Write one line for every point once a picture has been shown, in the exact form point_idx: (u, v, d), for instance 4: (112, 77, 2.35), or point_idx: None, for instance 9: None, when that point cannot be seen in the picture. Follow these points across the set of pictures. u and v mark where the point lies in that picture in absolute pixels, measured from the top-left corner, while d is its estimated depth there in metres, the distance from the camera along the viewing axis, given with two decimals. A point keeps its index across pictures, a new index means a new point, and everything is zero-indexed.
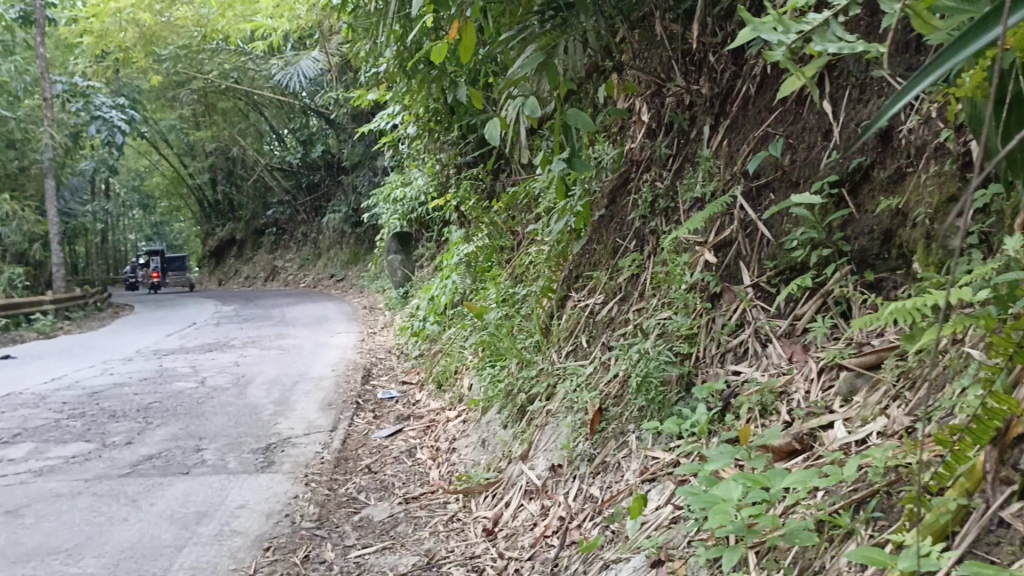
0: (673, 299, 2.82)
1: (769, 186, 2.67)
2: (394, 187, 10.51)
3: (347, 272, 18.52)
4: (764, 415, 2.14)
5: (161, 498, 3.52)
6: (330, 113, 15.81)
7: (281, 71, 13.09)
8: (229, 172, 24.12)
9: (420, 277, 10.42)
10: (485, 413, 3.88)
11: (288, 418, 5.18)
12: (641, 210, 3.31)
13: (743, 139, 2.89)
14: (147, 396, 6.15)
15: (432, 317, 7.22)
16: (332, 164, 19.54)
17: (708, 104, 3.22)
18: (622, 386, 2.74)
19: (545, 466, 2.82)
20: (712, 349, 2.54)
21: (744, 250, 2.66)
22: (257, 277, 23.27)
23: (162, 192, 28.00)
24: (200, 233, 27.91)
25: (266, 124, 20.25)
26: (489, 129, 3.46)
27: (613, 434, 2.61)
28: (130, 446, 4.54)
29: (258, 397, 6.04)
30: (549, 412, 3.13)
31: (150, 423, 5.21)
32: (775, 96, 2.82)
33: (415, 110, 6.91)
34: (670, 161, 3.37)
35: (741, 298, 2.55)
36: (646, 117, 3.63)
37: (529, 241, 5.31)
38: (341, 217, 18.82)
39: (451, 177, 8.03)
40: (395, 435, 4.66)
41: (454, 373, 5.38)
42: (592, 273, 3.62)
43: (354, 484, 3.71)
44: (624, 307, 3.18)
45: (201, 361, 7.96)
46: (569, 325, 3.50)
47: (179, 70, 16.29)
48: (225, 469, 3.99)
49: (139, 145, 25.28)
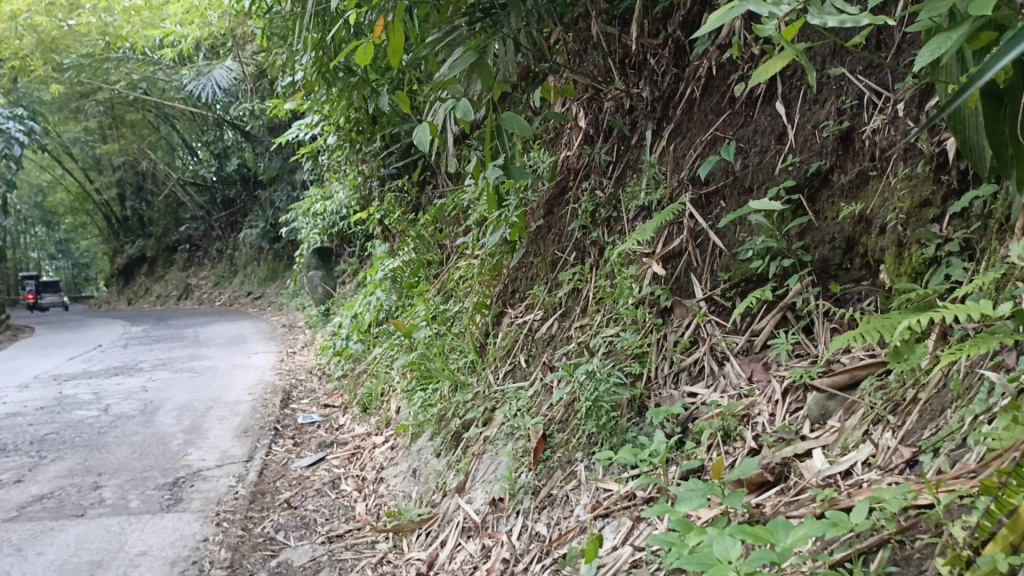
0: (620, 316, 2.63)
1: (719, 194, 2.51)
2: (313, 201, 10.12)
3: (265, 289, 17.88)
4: (727, 441, 1.95)
5: (50, 546, 3.11)
6: (246, 126, 15.24)
7: (194, 80, 12.53)
8: (139, 187, 23.08)
9: (342, 295, 10.04)
10: (416, 439, 3.62)
11: (199, 448, 4.79)
12: (581, 220, 3.11)
13: (689, 144, 2.73)
14: (43, 427, 5.63)
15: (356, 336, 6.89)
16: (249, 179, 18.88)
17: (650, 109, 3.06)
18: (568, 410, 2.53)
19: (484, 500, 2.58)
20: (664, 369, 2.35)
21: (695, 261, 2.49)
22: (169, 295, 22.29)
23: (66, 210, 26.60)
24: (107, 251, 26.59)
25: (178, 137, 19.45)
26: (417, 134, 3.21)
27: (559, 464, 2.39)
28: (18, 485, 4.08)
29: (167, 425, 5.60)
30: (486, 439, 2.89)
31: (44, 457, 4.73)
32: (723, 98, 2.67)
33: (336, 119, 6.60)
34: (609, 169, 3.19)
35: (694, 313, 2.37)
36: (584, 122, 3.43)
37: (459, 256, 5.06)
38: (259, 233, 18.19)
39: (373, 189, 7.71)
40: (316, 464, 4.33)
41: (380, 395, 5.09)
42: (529, 288, 3.41)
43: (272, 522, 3.39)
44: (565, 324, 2.97)
45: (105, 387, 7.41)
46: (506, 344, 3.28)
47: (84, 78, 15.46)
48: (125, 509, 3.59)
49: (40, 158, 23.98)
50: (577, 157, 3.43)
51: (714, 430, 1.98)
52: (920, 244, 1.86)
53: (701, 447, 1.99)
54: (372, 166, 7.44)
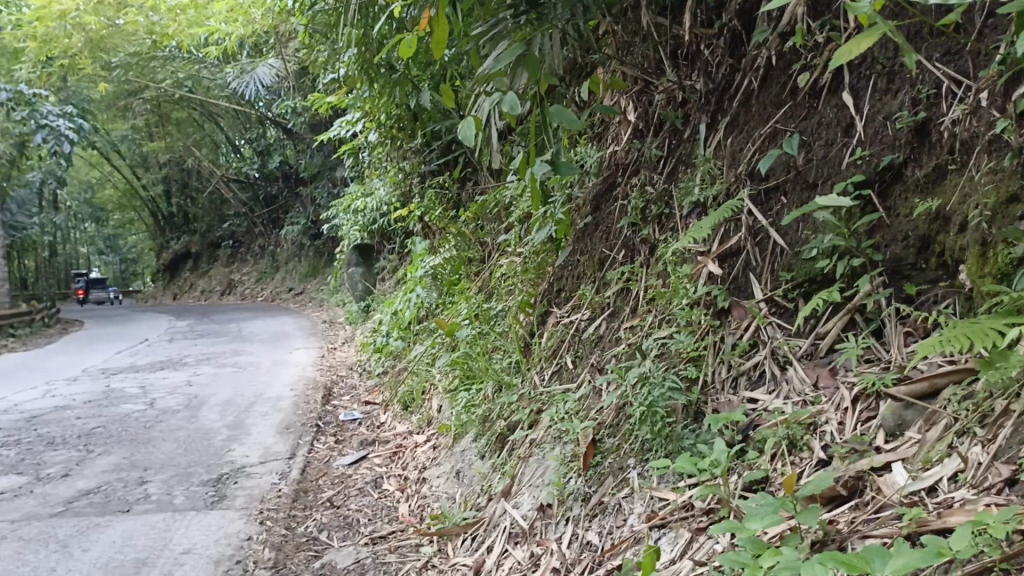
0: (673, 317, 2.52)
1: (780, 189, 2.40)
2: (354, 197, 10.14)
3: (306, 284, 18.01)
4: (793, 452, 1.85)
5: (96, 542, 3.10)
6: (288, 123, 15.36)
7: (237, 78, 12.62)
8: (183, 184, 23.42)
9: (382, 291, 10.04)
10: (460, 440, 3.55)
11: (241, 445, 4.78)
12: (630, 217, 2.99)
13: (748, 138, 2.61)
14: (90, 421, 5.68)
15: (396, 332, 6.86)
16: (290, 175, 19.03)
17: (703, 101, 2.94)
18: (619, 414, 2.44)
19: (531, 505, 2.50)
20: (722, 374, 2.24)
21: (754, 260, 2.38)
22: (212, 290, 22.58)
23: (113, 207, 27.11)
24: (152, 247, 27.05)
25: (221, 135, 19.69)
26: (463, 129, 3.12)
27: (610, 470, 2.30)
28: (65, 479, 4.10)
29: (211, 420, 5.61)
30: (533, 442, 2.80)
31: (91, 452, 4.75)
32: (784, 90, 2.55)
33: (378, 114, 6.57)
34: (661, 164, 3.06)
35: (754, 315, 2.26)
36: (633, 116, 3.30)
37: (501, 253, 4.98)
38: (300, 229, 18.33)
39: (414, 185, 7.66)
40: (358, 462, 4.29)
41: (421, 393, 5.04)
42: (576, 286, 3.31)
43: (314, 521, 3.34)
44: (615, 325, 2.87)
45: (150, 381, 7.47)
46: (551, 344, 3.18)
47: (131, 77, 15.69)
48: (170, 505, 3.58)
49: (89, 155, 24.43)
50: (626, 152, 3.31)
51: (778, 439, 1.88)
52: (1007, 243, 1.74)
53: (764, 456, 1.89)
54: (413, 162, 7.38)
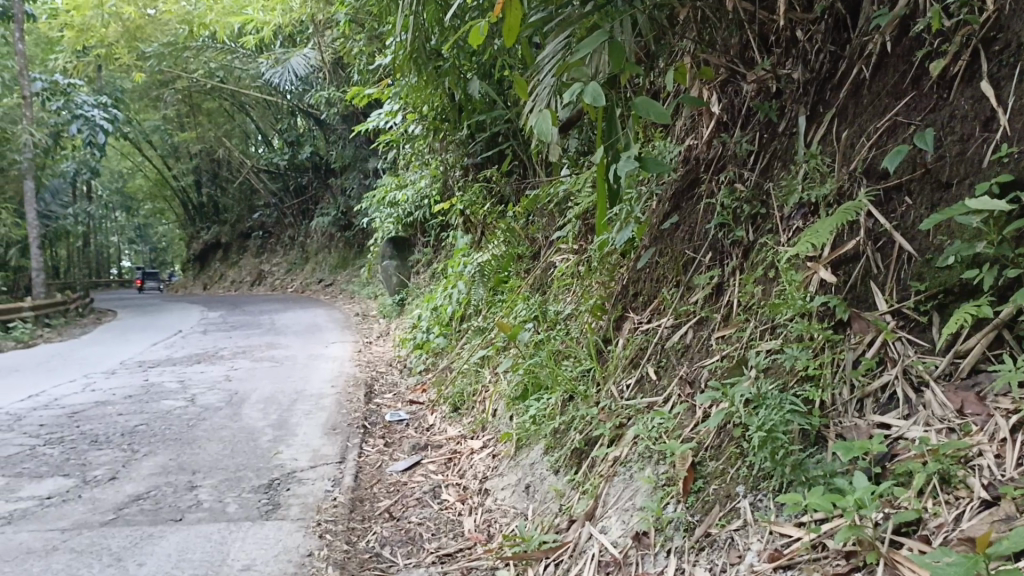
0: (780, 329, 2.31)
1: (904, 189, 2.18)
2: (389, 189, 9.99)
3: (336, 276, 17.88)
4: (945, 489, 1.64)
5: (150, 556, 2.95)
6: (320, 113, 15.24)
7: (271, 68, 12.50)
8: (214, 174, 23.43)
9: (417, 285, 9.84)
10: (525, 450, 3.35)
11: (289, 446, 4.63)
12: (721, 217, 2.77)
13: (861, 132, 2.38)
14: (133, 418, 5.56)
15: (437, 329, 6.68)
16: (321, 166, 18.95)
17: (801, 91, 2.68)
18: (722, 435, 2.23)
19: (622, 531, 2.30)
20: (843, 395, 2.02)
21: (875, 267, 2.16)
22: (242, 280, 22.54)
23: (145, 196, 27.22)
24: (184, 237, 27.15)
25: (253, 125, 19.66)
26: (539, 123, 2.99)
27: (716, 498, 2.10)
28: (113, 483, 3.96)
29: (254, 418, 5.47)
30: (616, 460, 2.59)
31: (136, 452, 4.63)
32: (905, 79, 2.31)
33: (422, 103, 6.41)
34: (752, 159, 2.82)
35: (880, 328, 2.05)
36: (718, 108, 3.05)
37: (557, 250, 4.79)
38: (330, 220, 18.22)
39: (456, 178, 7.44)
40: (412, 468, 4.11)
41: (472, 395, 4.85)
42: (655, 291, 3.09)
43: (375, 535, 3.17)
44: (705, 334, 2.66)
45: (189, 375, 7.35)
46: (630, 353, 2.98)
47: (165, 66, 15.63)
48: (223, 514, 3.42)
49: (121, 145, 24.50)
50: (708, 147, 3.07)
51: (928, 474, 1.67)
52: None
53: (910, 493, 1.68)
54: (456, 155, 7.15)
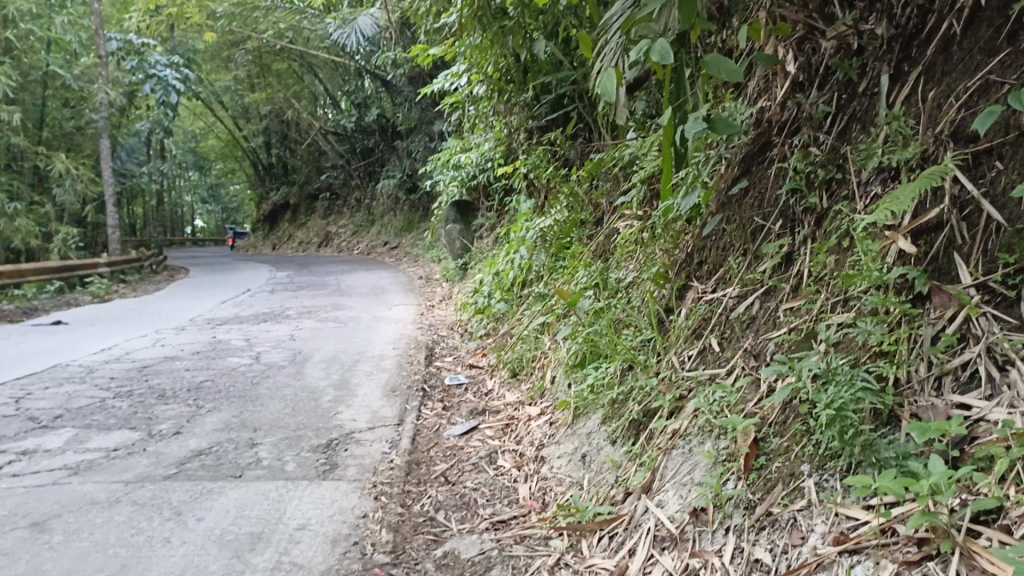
0: (853, 301, 2.18)
1: (994, 153, 2.03)
2: (454, 152, 9.96)
3: (401, 239, 18.01)
4: None
5: (209, 511, 3.02)
6: (386, 74, 15.26)
7: (338, 28, 12.52)
8: (284, 135, 23.77)
9: (480, 249, 9.82)
10: (582, 419, 3.31)
11: (349, 407, 4.68)
12: (792, 183, 2.64)
13: (949, 92, 2.21)
14: (199, 374, 5.71)
15: (498, 294, 6.65)
16: (387, 129, 19.03)
17: (885, 49, 2.51)
18: (788, 410, 2.13)
19: (679, 506, 2.24)
20: (919, 372, 1.90)
21: (960, 237, 2.02)
22: (310, 242, 22.91)
23: (217, 156, 27.80)
24: (255, 198, 27.70)
25: (321, 87, 19.83)
26: (603, 83, 2.96)
27: (779, 476, 2.01)
28: (177, 437, 4.07)
29: (316, 378, 5.56)
30: (675, 433, 2.52)
31: (201, 407, 4.75)
32: (999, 33, 2.14)
33: (486, 61, 6.31)
34: (828, 121, 2.67)
35: (962, 302, 1.91)
36: (794, 67, 2.90)
37: (620, 215, 4.68)
38: (396, 182, 18.32)
39: (520, 141, 7.35)
40: (469, 433, 4.10)
41: (531, 361, 4.81)
42: (721, 260, 2.98)
43: (430, 499, 3.18)
44: (772, 305, 2.56)
45: (255, 334, 7.51)
46: (692, 323, 2.89)
47: (236, 26, 15.86)
48: (281, 473, 3.48)
49: (194, 106, 25.03)
50: (782, 108, 2.92)
51: (1010, 460, 1.55)
52: None
53: (990, 478, 1.56)
54: (521, 117, 7.05)
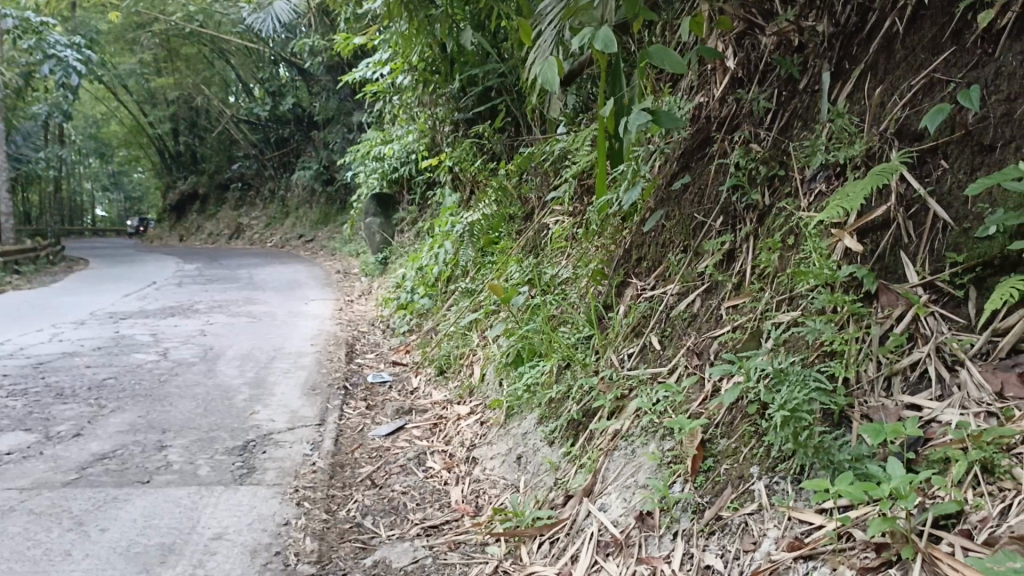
0: (799, 300, 2.15)
1: (940, 152, 2.02)
2: (375, 144, 9.73)
3: (317, 232, 17.55)
4: (988, 479, 1.50)
5: (114, 521, 2.79)
6: (304, 63, 14.83)
7: (254, 13, 12.08)
8: (194, 123, 22.88)
9: (401, 244, 9.61)
10: (516, 419, 3.23)
11: (267, 406, 4.46)
12: (734, 179, 2.60)
13: (893, 90, 2.21)
14: (102, 371, 5.35)
15: (422, 290, 6.49)
16: (303, 119, 18.53)
17: (826, 46, 2.50)
18: (735, 411, 2.09)
19: (623, 510, 2.17)
20: (869, 372, 1.87)
21: (906, 236, 2.00)
22: (221, 233, 22.09)
23: (120, 143, 26.53)
24: (161, 187, 26.55)
25: (234, 74, 19.16)
26: (544, 72, 2.89)
27: (727, 478, 1.96)
28: (78, 440, 3.77)
29: (230, 376, 5.29)
30: (616, 434, 2.46)
31: (104, 407, 4.44)
32: (943, 33, 2.14)
33: (412, 50, 6.15)
34: (769, 117, 2.65)
35: (911, 302, 1.89)
36: (733, 63, 2.86)
37: (551, 211, 4.61)
38: (312, 174, 17.85)
39: (445, 134, 7.18)
40: (395, 433, 3.95)
41: (459, 359, 4.69)
42: (661, 256, 2.94)
43: (356, 504, 3.03)
44: (714, 303, 2.52)
45: (163, 329, 7.13)
46: (631, 321, 2.83)
47: (143, 7, 15.13)
48: (194, 478, 3.26)
49: (97, 90, 23.82)
50: (721, 104, 2.89)
51: (968, 462, 1.53)
52: None
53: (948, 482, 1.54)
54: (447, 109, 6.90)
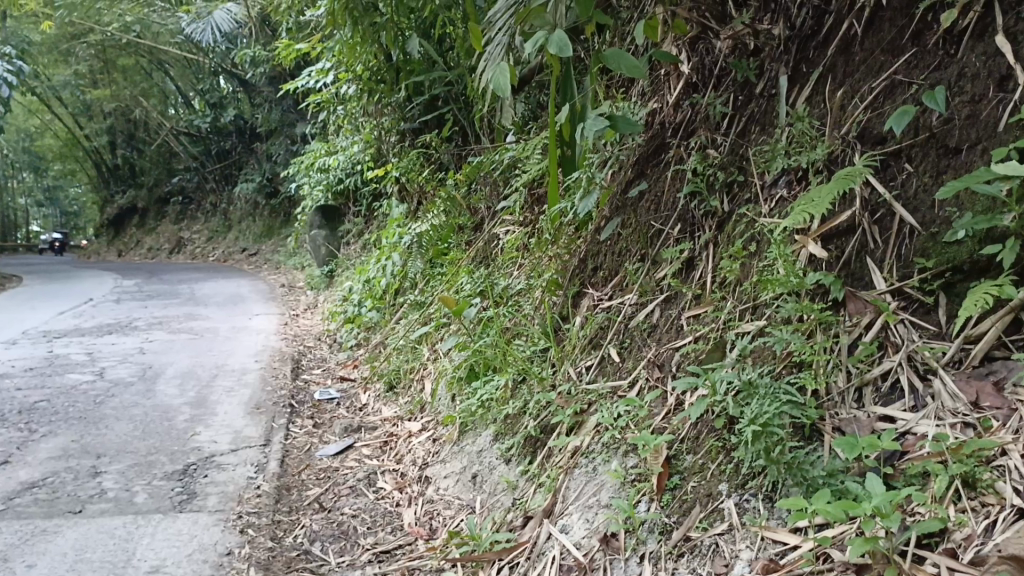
0: (764, 309, 2.08)
1: (904, 155, 1.99)
2: (319, 155, 9.52)
3: (261, 245, 17.16)
4: (970, 494, 1.45)
5: (42, 556, 2.58)
6: (245, 73, 14.52)
7: (193, 22, 11.77)
8: (131, 135, 22.25)
9: (348, 256, 9.40)
10: (470, 436, 3.11)
11: (208, 427, 4.25)
12: (692, 186, 2.54)
13: (853, 92, 2.17)
14: (33, 394, 5.06)
15: (370, 303, 6.32)
16: (245, 130, 18.15)
17: (783, 49, 2.45)
18: (700, 425, 2.01)
19: (585, 531, 2.06)
20: (839, 384, 1.81)
21: (872, 242, 1.95)
22: (160, 248, 21.45)
23: (54, 156, 25.65)
24: (97, 201, 25.71)
25: (173, 85, 18.71)
26: (496, 77, 2.79)
27: (695, 497, 1.87)
28: (4, 469, 3.53)
29: (169, 395, 5.05)
30: (577, 451, 2.35)
31: (34, 432, 4.17)
32: (903, 35, 2.12)
33: (357, 58, 6.00)
34: (725, 123, 2.59)
35: (880, 309, 1.84)
36: (688, 68, 2.80)
37: (502, 220, 4.51)
38: (256, 186, 17.47)
39: (391, 144, 7.02)
40: (343, 452, 3.79)
41: (409, 374, 4.55)
42: (617, 266, 2.86)
43: (304, 530, 2.87)
44: (674, 313, 2.44)
45: (99, 347, 6.81)
46: (589, 333, 2.75)
47: (76, 17, 14.61)
48: (131, 506, 3.05)
49: (28, 101, 23.00)
50: (675, 110, 2.83)
51: (948, 477, 1.48)
52: None
53: (929, 498, 1.48)
54: (392, 119, 6.76)
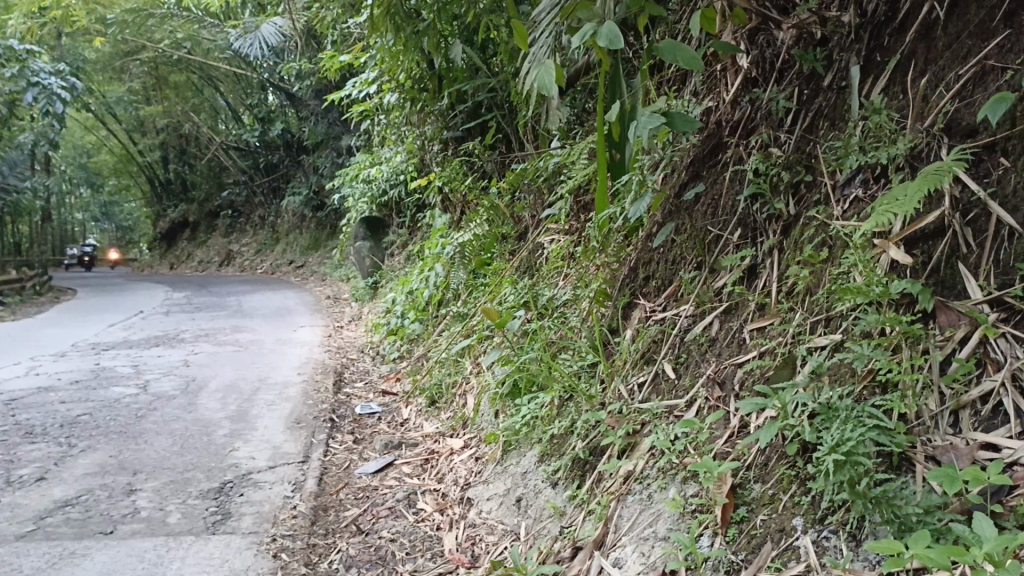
0: (840, 322, 1.88)
1: (1000, 148, 1.77)
2: (363, 166, 9.48)
3: (308, 257, 17.26)
4: None
5: None
6: (292, 86, 14.61)
7: (241, 36, 11.84)
8: (183, 150, 22.63)
9: (392, 267, 9.31)
10: (514, 455, 2.94)
11: (247, 442, 4.14)
12: (754, 187, 2.34)
13: (937, 82, 1.96)
14: (76, 407, 5.02)
15: (412, 314, 6.20)
16: (292, 144, 18.31)
17: (854, 37, 2.24)
18: (770, 452, 1.81)
19: (640, 567, 1.87)
20: (930, 406, 1.60)
21: (964, 246, 1.74)
22: (211, 260, 21.72)
23: (109, 172, 26.22)
24: (149, 215, 26.17)
25: (222, 100, 18.96)
26: (541, 76, 2.62)
27: (765, 532, 1.67)
28: (39, 486, 3.45)
29: (210, 409, 4.97)
30: (630, 476, 2.16)
31: (74, 447, 4.11)
32: (994, 16, 1.90)
33: (399, 66, 5.89)
34: (789, 119, 2.39)
35: (976, 321, 1.62)
36: (747, 62, 2.60)
37: (546, 229, 4.34)
38: (302, 199, 17.60)
39: (434, 153, 6.90)
40: (383, 470, 3.65)
41: (452, 389, 4.39)
42: (671, 274, 2.67)
43: (340, 554, 2.72)
44: (735, 325, 2.24)
45: (144, 359, 6.80)
46: (641, 346, 2.56)
47: (128, 35, 14.85)
48: (163, 527, 2.94)
49: (85, 118, 23.56)
50: (733, 107, 2.64)
51: None
52: None
53: None
54: (436, 128, 6.63)
